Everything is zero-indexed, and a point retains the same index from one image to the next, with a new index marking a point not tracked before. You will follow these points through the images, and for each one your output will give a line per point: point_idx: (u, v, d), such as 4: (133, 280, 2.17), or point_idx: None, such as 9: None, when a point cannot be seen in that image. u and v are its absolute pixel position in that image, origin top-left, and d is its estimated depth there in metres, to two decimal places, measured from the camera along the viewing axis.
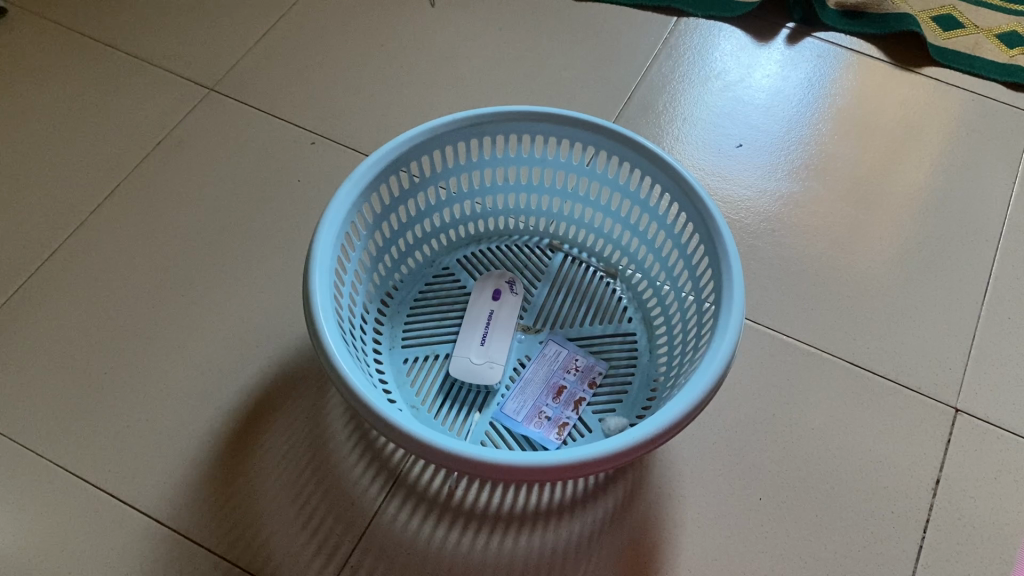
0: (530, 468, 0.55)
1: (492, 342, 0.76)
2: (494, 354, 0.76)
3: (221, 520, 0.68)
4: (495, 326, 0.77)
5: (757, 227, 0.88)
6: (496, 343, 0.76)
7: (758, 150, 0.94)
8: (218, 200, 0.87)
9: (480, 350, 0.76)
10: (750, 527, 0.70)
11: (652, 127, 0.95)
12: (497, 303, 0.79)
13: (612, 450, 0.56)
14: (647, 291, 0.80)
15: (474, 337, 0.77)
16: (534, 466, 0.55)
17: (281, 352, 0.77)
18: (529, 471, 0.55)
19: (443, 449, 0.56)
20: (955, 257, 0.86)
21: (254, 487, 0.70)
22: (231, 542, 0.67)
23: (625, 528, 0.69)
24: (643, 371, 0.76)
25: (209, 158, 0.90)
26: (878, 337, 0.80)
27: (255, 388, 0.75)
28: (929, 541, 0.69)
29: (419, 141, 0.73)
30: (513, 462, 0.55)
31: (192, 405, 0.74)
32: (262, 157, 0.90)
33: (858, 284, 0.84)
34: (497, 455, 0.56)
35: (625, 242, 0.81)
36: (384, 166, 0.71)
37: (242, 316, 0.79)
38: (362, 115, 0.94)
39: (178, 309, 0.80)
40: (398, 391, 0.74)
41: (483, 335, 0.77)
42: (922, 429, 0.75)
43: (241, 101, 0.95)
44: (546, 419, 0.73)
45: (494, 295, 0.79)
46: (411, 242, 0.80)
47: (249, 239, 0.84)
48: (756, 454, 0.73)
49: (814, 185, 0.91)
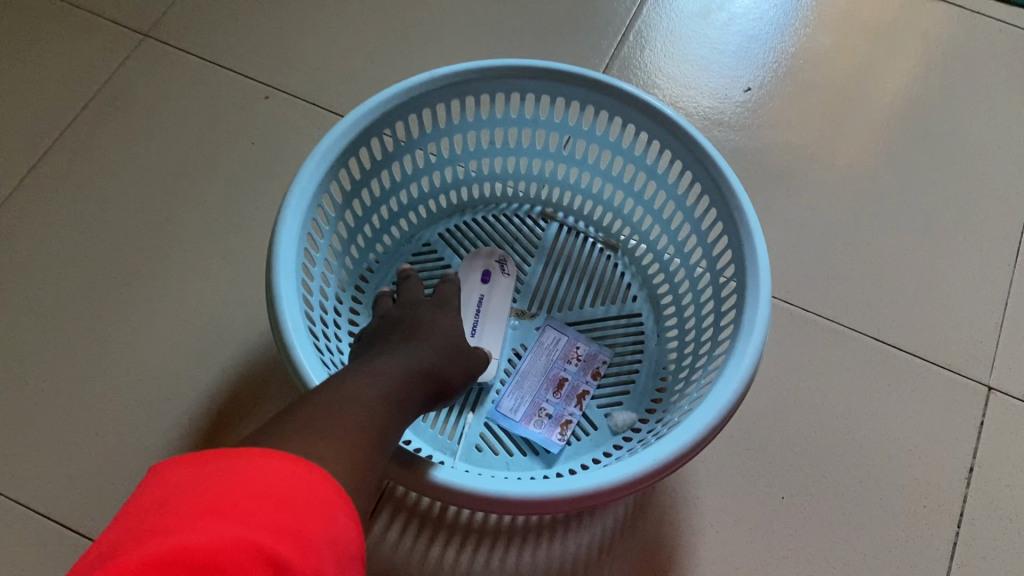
0: (542, 501, 0.49)
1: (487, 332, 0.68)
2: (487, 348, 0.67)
3: None
4: (487, 313, 0.69)
5: (768, 185, 0.79)
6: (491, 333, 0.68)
7: (767, 94, 0.85)
8: (161, 169, 0.76)
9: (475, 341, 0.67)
10: (774, 528, 0.64)
11: (652, 69, 0.85)
12: (486, 286, 0.70)
13: (635, 476, 0.49)
14: (653, 266, 0.72)
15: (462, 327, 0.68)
16: (548, 500, 0.49)
17: (244, 348, 0.68)
18: (540, 504, 0.49)
19: (445, 482, 0.49)
20: (985, 213, 0.78)
21: None
22: None
23: (638, 537, 0.63)
24: (651, 358, 0.69)
25: (149, 119, 0.79)
26: (902, 309, 0.73)
27: (218, 391, 0.66)
28: (963, 538, 0.64)
29: (393, 105, 0.63)
30: (525, 495, 0.49)
31: (147, 414, 0.65)
32: (209, 116, 0.79)
33: (880, 246, 0.76)
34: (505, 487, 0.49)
35: (627, 211, 0.73)
36: (354, 137, 0.61)
37: (198, 306, 0.70)
38: (322, 62, 0.83)
39: (123, 300, 0.70)
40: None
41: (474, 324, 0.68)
42: (953, 410, 0.69)
43: (181, 49, 0.83)
44: (546, 417, 0.66)
45: (484, 276, 0.70)
46: (388, 216, 0.71)
47: (199, 214, 0.74)
48: (776, 448, 0.67)
49: (828, 135, 0.83)
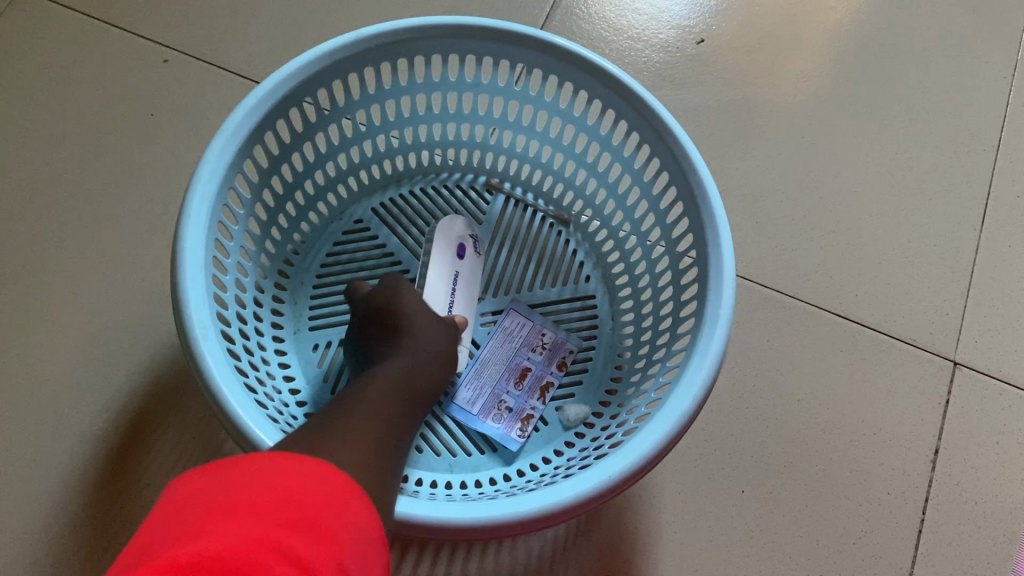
0: (489, 527, 0.42)
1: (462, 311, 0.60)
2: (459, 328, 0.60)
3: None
4: (463, 291, 0.61)
5: (723, 146, 0.74)
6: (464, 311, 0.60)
7: (720, 46, 0.78)
8: (47, 147, 0.67)
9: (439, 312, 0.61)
10: (734, 525, 0.61)
11: (598, 19, 0.78)
12: (461, 262, 0.62)
13: (598, 491, 0.44)
14: (607, 242, 0.66)
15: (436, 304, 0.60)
16: (491, 524, 0.42)
17: (154, 353, 0.61)
18: (486, 530, 0.42)
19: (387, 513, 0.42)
20: (949, 173, 0.74)
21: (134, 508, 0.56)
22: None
23: (591, 543, 0.59)
24: (605, 344, 0.64)
25: (30, 89, 0.69)
26: (866, 281, 0.69)
27: (122, 402, 0.59)
28: (929, 525, 0.62)
29: (312, 72, 0.54)
30: (466, 520, 0.42)
31: (44, 432, 0.58)
32: (99, 85, 0.70)
33: (841, 212, 0.72)
34: (445, 511, 0.43)
35: (580, 183, 0.66)
36: (268, 110, 0.53)
37: (95, 307, 0.62)
38: (227, 17, 0.73)
39: (10, 302, 0.62)
40: (309, 383, 0.59)
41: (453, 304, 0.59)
42: (917, 388, 0.66)
43: (65, 6, 0.73)
44: (506, 411, 0.61)
45: (458, 250, 0.62)
46: (313, 192, 0.64)
47: (93, 197, 0.65)
48: (737, 438, 0.63)
49: (786, 89, 0.77)
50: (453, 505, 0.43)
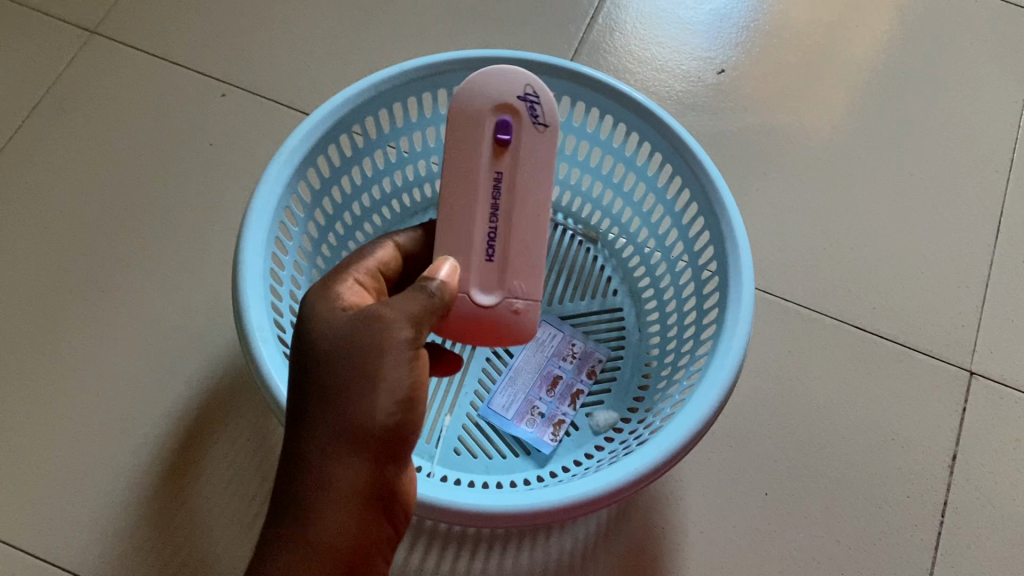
0: (537, 512, 0.46)
1: (512, 226, 0.49)
2: (509, 283, 0.49)
3: (151, 557, 0.59)
4: (512, 197, 0.49)
5: (744, 170, 0.78)
6: (512, 226, 0.49)
7: (740, 76, 0.83)
8: (115, 175, 0.73)
9: (468, 267, 0.49)
10: (757, 525, 0.63)
11: (624, 52, 0.83)
12: (512, 149, 0.48)
13: (636, 475, 0.48)
14: (633, 258, 0.70)
15: (474, 253, 0.49)
16: (527, 510, 0.46)
17: (212, 360, 0.66)
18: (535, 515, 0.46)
19: (442, 503, 0.46)
20: (964, 193, 0.77)
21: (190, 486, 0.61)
22: (153, 546, 0.59)
23: (623, 540, 0.62)
24: (633, 354, 0.68)
25: (101, 122, 0.75)
26: (884, 295, 0.72)
27: (182, 407, 0.64)
28: (948, 527, 0.64)
29: (361, 101, 0.60)
30: (515, 508, 0.46)
31: (111, 434, 0.63)
32: (163, 117, 0.76)
33: (859, 229, 0.75)
34: (496, 501, 0.47)
35: (607, 203, 0.70)
36: (321, 135, 0.58)
37: (158, 319, 0.67)
38: (280, 55, 0.79)
39: (81, 315, 0.67)
40: None
41: (495, 223, 0.49)
42: (934, 396, 0.68)
43: (131, 46, 0.79)
44: (538, 416, 0.65)
45: (502, 131, 0.48)
46: (359, 213, 0.69)
47: (157, 220, 0.71)
48: (760, 443, 0.66)
49: (804, 116, 0.81)
50: (503, 494, 0.47)
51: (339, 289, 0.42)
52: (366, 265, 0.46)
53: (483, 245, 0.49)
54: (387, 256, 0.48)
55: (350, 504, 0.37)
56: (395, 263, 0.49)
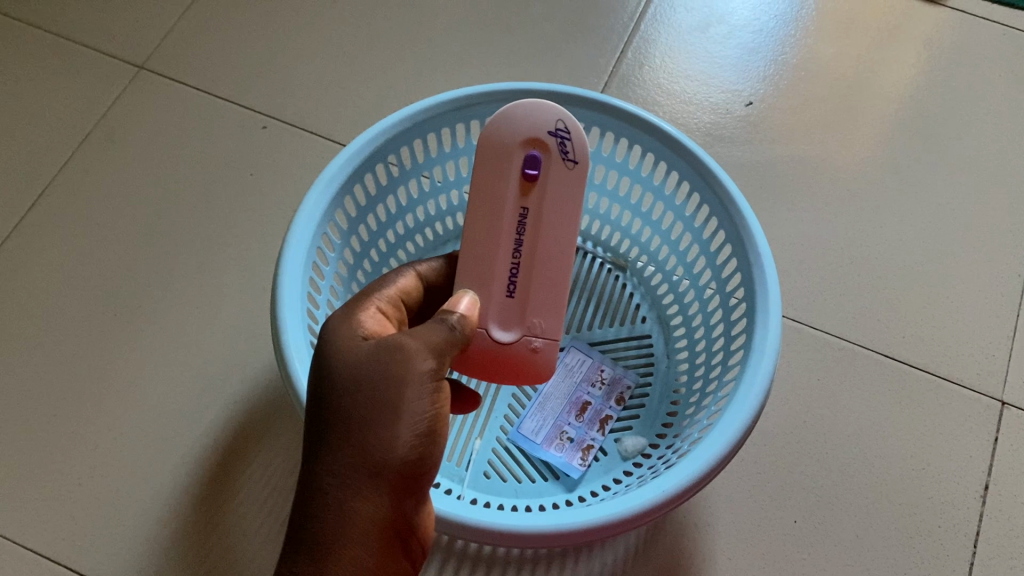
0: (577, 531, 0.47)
1: (534, 263, 0.50)
2: (528, 318, 0.51)
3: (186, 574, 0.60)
4: (535, 232, 0.50)
5: (771, 200, 0.78)
6: (535, 260, 0.50)
7: (768, 109, 0.84)
8: (160, 204, 0.76)
9: (488, 301, 0.50)
10: (786, 554, 0.63)
11: (653, 85, 0.84)
12: (539, 183, 0.50)
13: (672, 491, 0.48)
14: (661, 285, 0.71)
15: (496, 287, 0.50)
16: (561, 531, 0.47)
17: (249, 385, 0.67)
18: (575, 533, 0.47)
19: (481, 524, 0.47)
20: (994, 224, 0.77)
21: (225, 506, 0.63)
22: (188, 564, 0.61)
23: (651, 566, 0.62)
24: (661, 380, 0.69)
25: (147, 153, 0.78)
26: (914, 325, 0.72)
27: (220, 428, 0.66)
28: (981, 558, 0.63)
29: (397, 131, 0.62)
30: (556, 526, 0.47)
31: (150, 454, 0.65)
32: (207, 149, 0.79)
33: (888, 260, 0.75)
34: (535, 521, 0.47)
35: (636, 232, 0.71)
36: (359, 164, 0.60)
37: (198, 344, 0.69)
38: (318, 90, 0.82)
39: (125, 338, 0.69)
40: None
41: (517, 256, 0.50)
42: (965, 426, 0.68)
43: (178, 81, 0.82)
44: (567, 441, 0.66)
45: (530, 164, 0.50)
46: (392, 241, 0.70)
47: (198, 247, 0.73)
48: (788, 471, 0.66)
49: (832, 148, 0.82)
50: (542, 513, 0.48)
51: (358, 317, 0.44)
52: (388, 293, 0.47)
53: (503, 283, 0.50)
54: (409, 284, 0.50)
55: (370, 538, 0.37)
56: (417, 291, 0.51)
